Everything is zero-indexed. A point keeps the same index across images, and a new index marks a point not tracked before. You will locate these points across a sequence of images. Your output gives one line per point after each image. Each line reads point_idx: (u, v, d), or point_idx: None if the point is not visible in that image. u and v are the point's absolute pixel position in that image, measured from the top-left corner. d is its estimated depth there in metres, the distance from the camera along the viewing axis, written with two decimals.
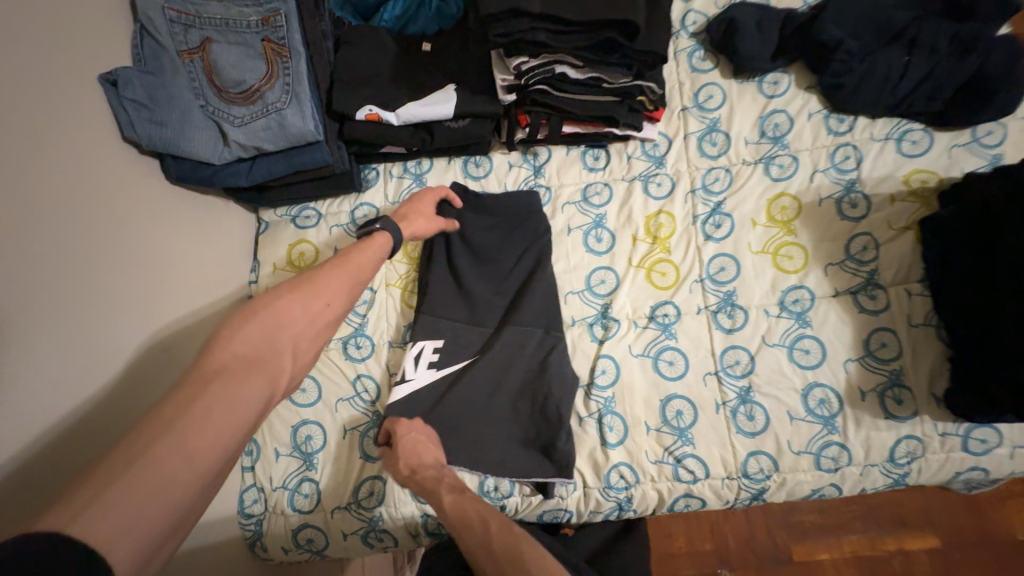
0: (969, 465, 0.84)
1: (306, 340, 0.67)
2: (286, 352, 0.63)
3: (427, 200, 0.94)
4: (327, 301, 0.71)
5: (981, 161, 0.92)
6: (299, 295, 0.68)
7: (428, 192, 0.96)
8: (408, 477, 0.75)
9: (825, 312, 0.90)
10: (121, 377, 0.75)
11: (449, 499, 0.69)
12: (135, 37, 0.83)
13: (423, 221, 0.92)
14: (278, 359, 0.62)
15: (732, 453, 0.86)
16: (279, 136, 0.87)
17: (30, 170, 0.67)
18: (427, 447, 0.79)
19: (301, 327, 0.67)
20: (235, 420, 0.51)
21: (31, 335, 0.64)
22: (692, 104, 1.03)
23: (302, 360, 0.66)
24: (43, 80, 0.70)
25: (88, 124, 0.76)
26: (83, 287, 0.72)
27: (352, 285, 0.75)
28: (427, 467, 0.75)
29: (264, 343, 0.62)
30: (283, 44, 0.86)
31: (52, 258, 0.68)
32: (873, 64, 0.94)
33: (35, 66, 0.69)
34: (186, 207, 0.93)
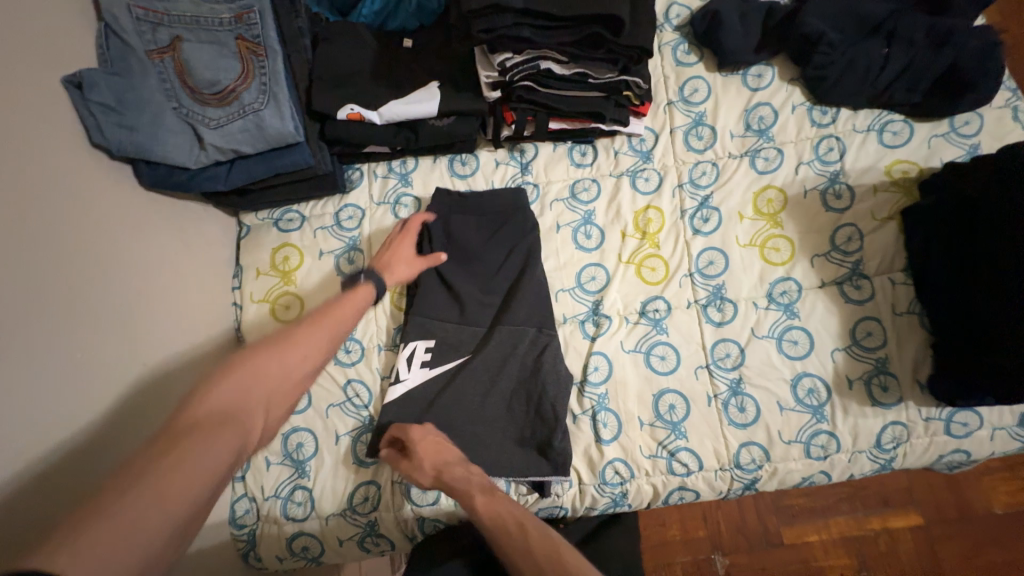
0: (952, 448, 0.87)
1: (282, 395, 0.64)
2: (260, 406, 0.60)
3: (405, 242, 0.93)
4: (307, 356, 0.68)
5: (960, 150, 0.94)
6: (279, 349, 0.66)
7: (404, 234, 0.94)
8: (435, 480, 0.77)
9: (811, 303, 0.91)
10: (102, 393, 0.73)
11: (480, 501, 0.72)
12: (100, 36, 0.79)
13: (405, 266, 0.91)
14: (250, 412, 0.58)
15: (725, 445, 0.87)
16: (257, 139, 0.84)
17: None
18: (447, 448, 0.80)
19: (279, 381, 0.64)
20: (206, 472, 0.49)
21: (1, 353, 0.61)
22: (678, 97, 1.03)
23: (275, 416, 0.62)
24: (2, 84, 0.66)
25: (52, 129, 0.72)
26: (55, 300, 0.69)
27: (333, 339, 0.73)
28: (451, 468, 0.77)
29: (240, 396, 0.59)
30: (258, 43, 0.83)
31: (19, 271, 0.65)
32: (854, 56, 0.95)
33: None
34: (162, 214, 0.90)
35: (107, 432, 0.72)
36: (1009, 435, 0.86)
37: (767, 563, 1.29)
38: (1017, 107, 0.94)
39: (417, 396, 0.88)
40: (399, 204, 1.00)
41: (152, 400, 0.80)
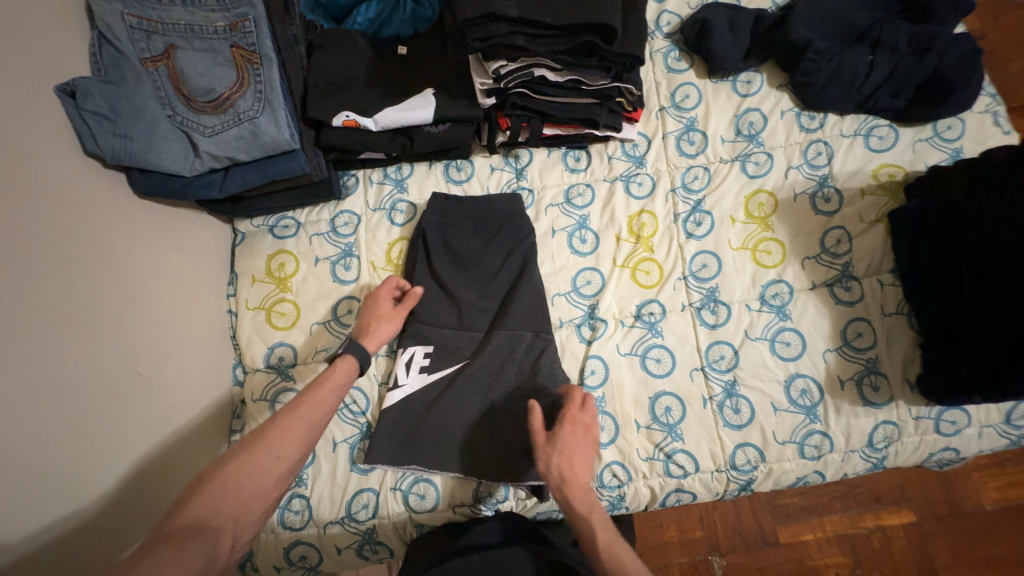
0: (942, 446, 0.88)
1: (253, 501, 0.61)
2: (229, 519, 0.58)
3: (383, 299, 0.89)
4: (280, 453, 0.65)
5: (943, 154, 0.96)
6: (251, 452, 0.63)
7: (381, 288, 0.90)
8: (558, 485, 0.73)
9: (803, 305, 0.93)
10: (95, 403, 0.72)
11: (604, 538, 0.67)
12: (93, 44, 0.78)
13: (389, 324, 0.87)
14: (218, 527, 0.56)
15: (720, 447, 0.88)
16: (252, 146, 0.84)
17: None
18: (585, 462, 0.75)
19: (251, 486, 0.61)
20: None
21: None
22: (669, 103, 1.04)
23: (250, 523, 0.60)
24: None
25: (46, 138, 0.72)
26: (48, 310, 0.68)
27: (310, 429, 0.69)
28: (578, 484, 0.72)
29: (208, 511, 0.57)
30: (253, 51, 0.83)
31: (11, 281, 0.64)
32: (840, 63, 0.97)
33: None
34: (157, 222, 0.89)
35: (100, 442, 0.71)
36: (996, 432, 0.88)
37: (763, 563, 1.30)
38: (997, 112, 0.97)
39: (416, 400, 0.88)
40: (395, 210, 1.01)
41: (146, 409, 0.79)
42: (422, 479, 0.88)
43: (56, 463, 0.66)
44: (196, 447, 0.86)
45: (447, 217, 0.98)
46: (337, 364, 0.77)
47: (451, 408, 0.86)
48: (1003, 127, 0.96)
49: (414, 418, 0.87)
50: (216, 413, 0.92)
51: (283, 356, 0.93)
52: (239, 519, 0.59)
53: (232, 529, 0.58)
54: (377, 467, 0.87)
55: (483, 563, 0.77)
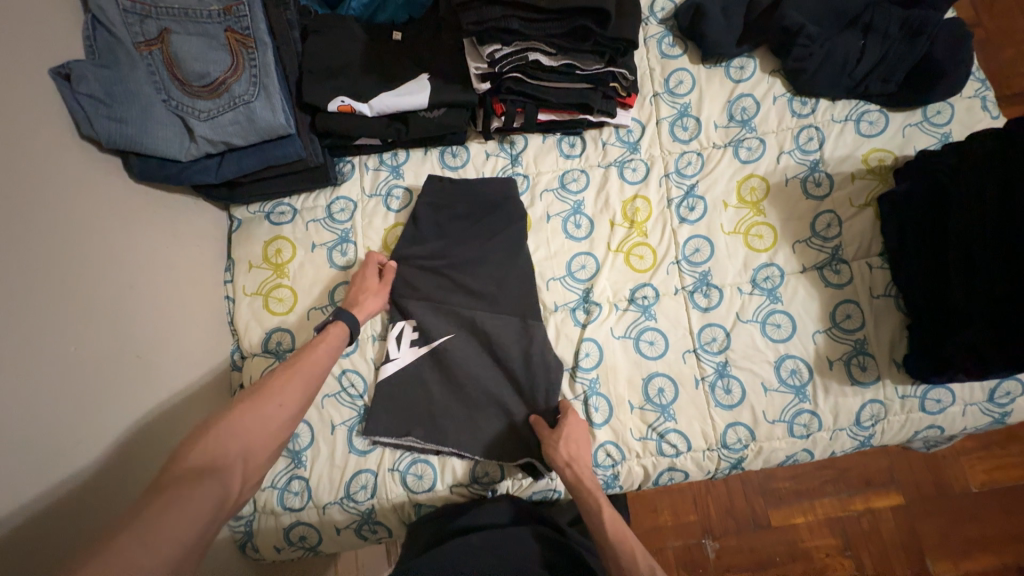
0: (927, 424, 0.91)
1: (259, 445, 0.64)
2: (239, 456, 0.61)
3: (368, 270, 0.93)
4: (279, 403, 0.69)
5: (932, 139, 0.98)
6: (250, 405, 0.67)
7: (365, 266, 0.94)
8: (565, 465, 0.81)
9: (794, 288, 0.94)
10: (93, 385, 0.72)
11: (607, 513, 0.77)
12: (86, 28, 0.78)
13: (375, 297, 0.91)
14: (230, 463, 0.60)
15: (712, 426, 0.90)
16: (248, 131, 0.85)
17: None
18: (586, 447, 0.85)
19: (253, 434, 0.65)
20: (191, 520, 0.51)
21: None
22: (663, 89, 1.05)
23: (257, 465, 0.63)
24: None
25: (40, 121, 0.72)
26: (47, 292, 0.68)
27: (304, 387, 0.73)
28: (582, 464, 0.82)
29: (219, 450, 0.60)
30: (247, 34, 0.83)
31: (9, 262, 0.65)
32: (832, 48, 0.98)
33: None
34: (153, 207, 0.89)
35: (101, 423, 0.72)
36: (980, 410, 0.90)
37: (756, 545, 1.33)
38: (985, 98, 0.99)
39: (410, 379, 0.92)
40: (391, 196, 1.01)
41: (145, 392, 0.80)
42: (420, 459, 0.89)
43: (58, 443, 0.66)
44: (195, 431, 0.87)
45: (444, 202, 0.99)
46: (327, 331, 0.82)
47: (445, 382, 0.91)
48: (991, 112, 0.98)
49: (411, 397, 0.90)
50: (214, 397, 0.93)
51: (281, 341, 0.94)
52: (246, 463, 0.62)
53: (241, 472, 0.61)
54: (377, 444, 0.90)
55: (483, 543, 0.78)
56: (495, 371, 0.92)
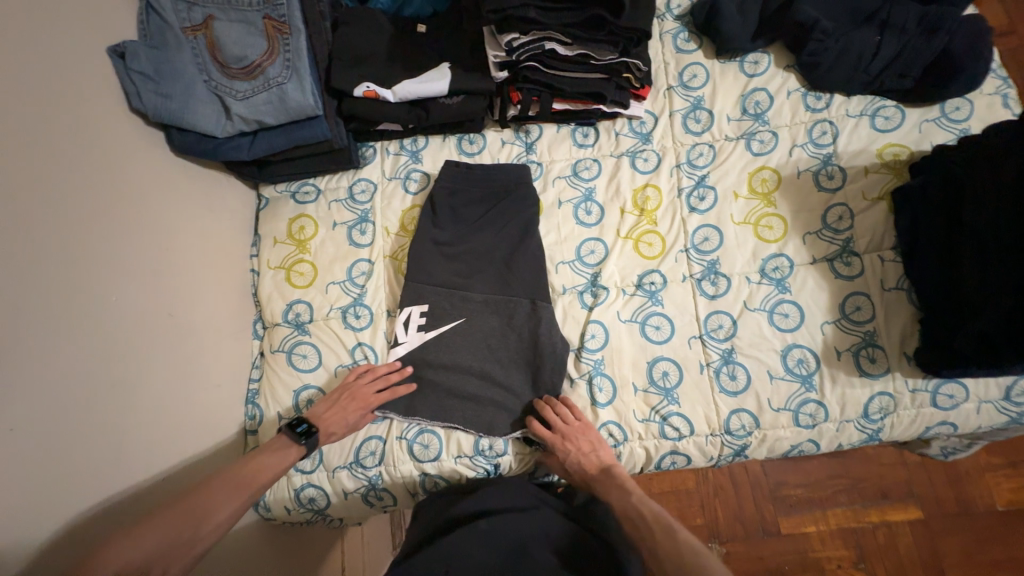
0: (938, 420, 0.89)
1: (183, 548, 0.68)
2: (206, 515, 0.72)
3: (352, 408, 0.87)
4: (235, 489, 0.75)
5: (950, 134, 0.97)
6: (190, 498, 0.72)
7: (360, 383, 0.89)
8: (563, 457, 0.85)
9: (803, 278, 0.95)
10: (127, 334, 0.78)
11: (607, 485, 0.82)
12: (141, 13, 0.85)
13: (340, 432, 0.87)
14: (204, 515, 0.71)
15: (715, 411, 0.90)
16: (279, 111, 0.90)
17: (34, 126, 0.69)
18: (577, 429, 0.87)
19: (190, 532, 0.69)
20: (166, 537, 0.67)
21: (36, 282, 0.67)
22: (677, 82, 1.07)
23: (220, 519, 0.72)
24: (56, 46, 0.73)
25: (96, 94, 0.79)
26: (92, 246, 0.75)
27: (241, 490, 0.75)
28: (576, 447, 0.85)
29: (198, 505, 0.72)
30: (283, 22, 0.90)
31: (62, 217, 0.71)
32: (847, 43, 0.99)
33: (50, 33, 0.72)
34: (190, 179, 0.96)
35: (130, 370, 0.77)
36: (995, 408, 0.88)
37: (764, 553, 1.31)
38: (1006, 95, 0.98)
39: (421, 352, 0.94)
40: (410, 179, 1.06)
41: (173, 347, 0.86)
42: (427, 430, 0.92)
43: (95, 382, 0.72)
44: (218, 391, 0.93)
45: (462, 184, 1.03)
46: (288, 448, 0.82)
47: (454, 356, 0.94)
48: (1012, 110, 0.97)
49: (420, 365, 0.94)
50: (236, 362, 0.98)
51: (301, 313, 0.99)
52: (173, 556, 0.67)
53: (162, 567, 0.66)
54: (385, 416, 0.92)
55: (489, 530, 0.76)
56: (502, 349, 0.94)
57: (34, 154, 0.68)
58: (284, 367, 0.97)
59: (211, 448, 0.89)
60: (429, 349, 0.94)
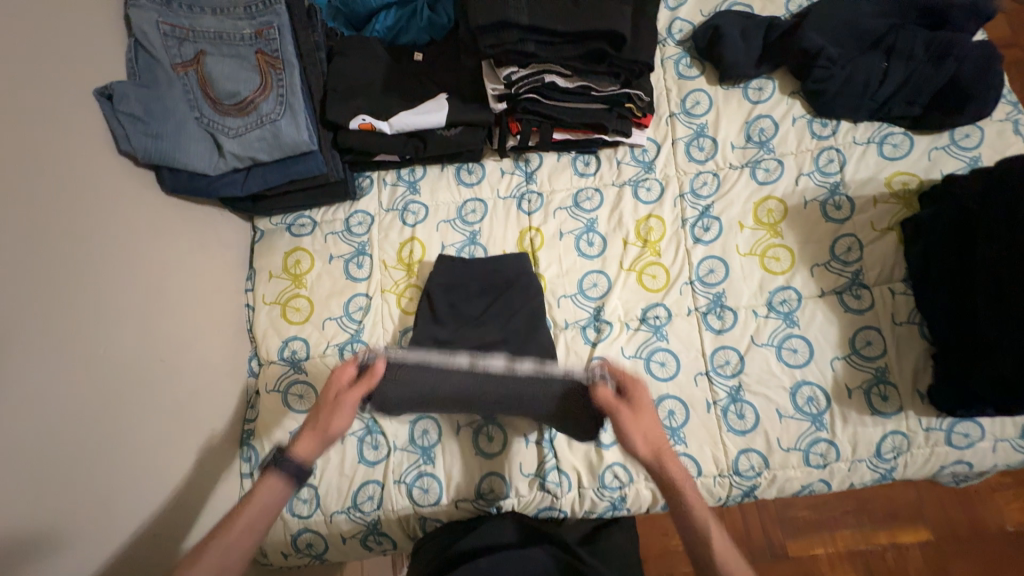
0: (954, 459, 0.86)
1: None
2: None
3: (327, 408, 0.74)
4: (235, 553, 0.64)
5: (960, 162, 0.95)
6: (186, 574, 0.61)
7: (333, 377, 0.77)
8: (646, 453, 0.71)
9: (811, 312, 0.92)
10: (119, 383, 0.76)
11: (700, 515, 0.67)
12: (129, 51, 0.82)
13: (334, 418, 0.73)
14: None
15: (724, 452, 0.88)
16: (273, 147, 0.87)
17: (23, 177, 0.66)
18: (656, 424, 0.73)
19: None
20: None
21: (24, 339, 0.64)
22: (680, 109, 1.05)
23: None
24: (45, 93, 0.70)
25: (84, 138, 0.76)
26: (81, 297, 0.72)
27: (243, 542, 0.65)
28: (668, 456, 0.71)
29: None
30: (277, 57, 0.87)
31: (49, 270, 0.68)
32: (853, 71, 0.97)
33: (38, 79, 0.70)
34: (182, 218, 0.93)
35: (120, 424, 0.74)
36: (1012, 446, 0.85)
37: None
38: (1017, 121, 0.96)
39: (415, 406, 0.85)
40: (407, 211, 1.04)
41: (166, 392, 0.83)
42: (425, 473, 0.89)
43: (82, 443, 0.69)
44: (211, 435, 0.90)
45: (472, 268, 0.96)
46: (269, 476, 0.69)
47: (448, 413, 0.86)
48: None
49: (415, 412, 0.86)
50: (229, 402, 0.95)
51: (296, 350, 0.97)
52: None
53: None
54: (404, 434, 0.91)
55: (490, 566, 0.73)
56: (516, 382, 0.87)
57: (20, 207, 0.66)
58: (279, 409, 0.94)
59: (204, 495, 0.86)
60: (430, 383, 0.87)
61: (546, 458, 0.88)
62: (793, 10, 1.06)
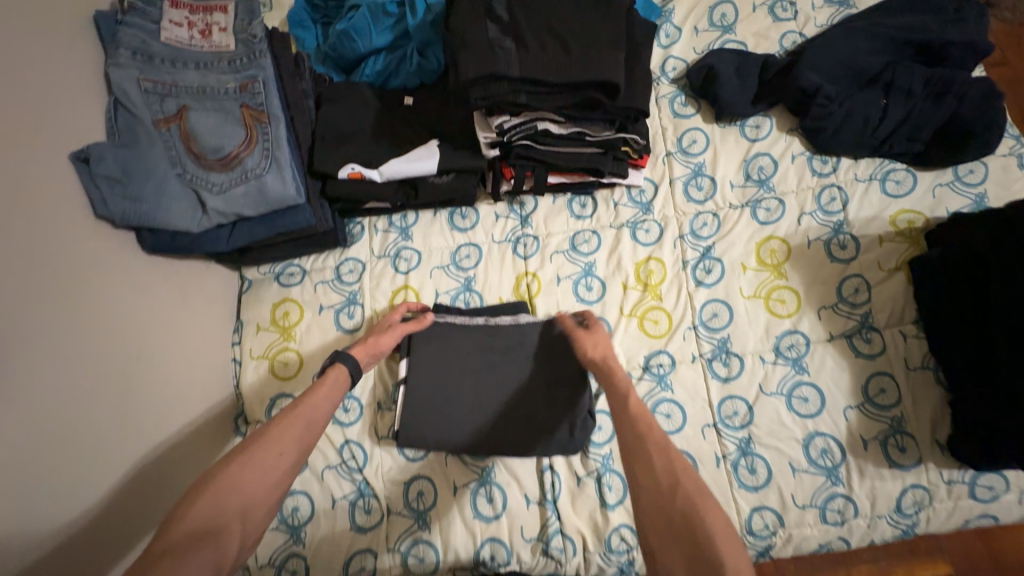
0: (978, 513, 0.82)
1: (261, 497, 0.60)
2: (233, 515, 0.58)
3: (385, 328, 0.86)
4: (276, 456, 0.63)
5: (966, 199, 0.92)
6: (250, 452, 0.62)
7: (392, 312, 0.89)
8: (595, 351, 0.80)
9: (821, 357, 0.89)
10: (89, 465, 0.72)
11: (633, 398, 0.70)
12: (109, 110, 0.81)
13: (386, 341, 0.85)
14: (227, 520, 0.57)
15: (736, 510, 0.83)
16: (259, 202, 0.85)
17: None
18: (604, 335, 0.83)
19: (256, 484, 0.60)
20: (236, 504, 0.58)
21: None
22: (676, 148, 1.03)
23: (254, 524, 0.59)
24: (20, 168, 0.69)
25: (60, 211, 0.74)
26: (46, 381, 0.68)
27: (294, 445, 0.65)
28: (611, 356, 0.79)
29: (233, 488, 0.59)
30: (262, 110, 0.85)
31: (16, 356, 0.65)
32: (852, 107, 0.95)
33: (12, 156, 0.68)
34: (164, 276, 0.89)
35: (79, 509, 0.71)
36: None
37: None
38: (1021, 155, 0.94)
39: (427, 407, 0.87)
40: (400, 257, 1.01)
41: (139, 468, 0.80)
42: (421, 541, 0.84)
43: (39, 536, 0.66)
44: None
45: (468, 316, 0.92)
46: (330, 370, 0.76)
47: (464, 410, 0.86)
48: None
49: (431, 409, 0.86)
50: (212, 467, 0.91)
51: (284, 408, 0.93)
52: (246, 516, 0.59)
53: (238, 534, 0.57)
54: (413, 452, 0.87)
55: None
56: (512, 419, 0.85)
57: None
58: None
59: None
60: (430, 418, 0.86)
61: (549, 521, 0.84)
62: (787, 46, 1.05)
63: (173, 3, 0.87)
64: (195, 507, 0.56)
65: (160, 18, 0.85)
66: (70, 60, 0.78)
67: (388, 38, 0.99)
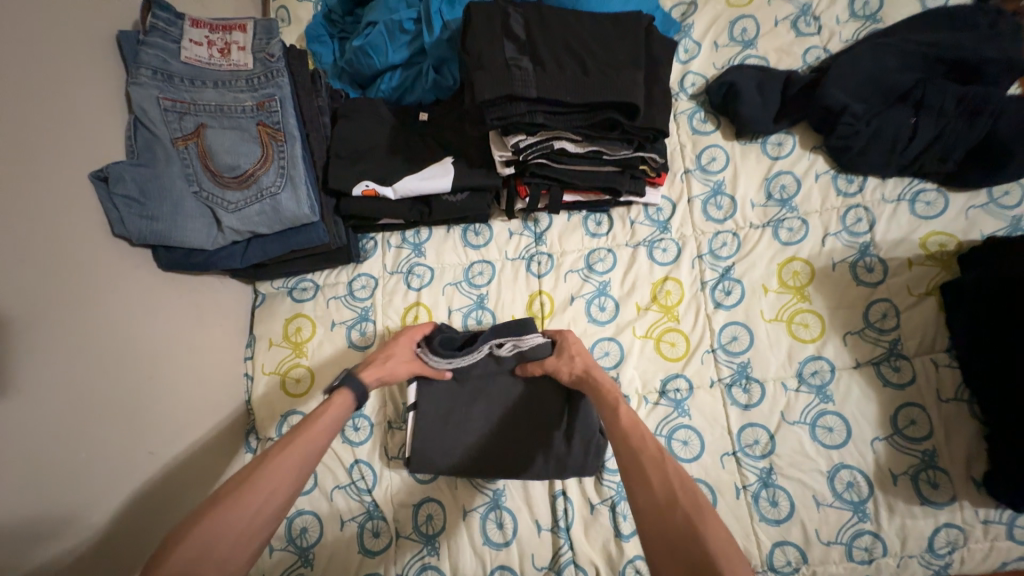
0: (1017, 555, 0.77)
1: (251, 531, 0.56)
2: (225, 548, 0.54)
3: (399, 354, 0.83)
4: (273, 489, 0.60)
5: (1000, 223, 0.89)
6: (253, 480, 0.60)
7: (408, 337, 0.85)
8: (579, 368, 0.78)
9: (847, 385, 0.85)
10: (100, 486, 0.72)
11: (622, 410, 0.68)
12: (129, 128, 0.82)
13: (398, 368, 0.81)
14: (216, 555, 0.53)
15: (757, 544, 0.80)
16: (274, 220, 0.85)
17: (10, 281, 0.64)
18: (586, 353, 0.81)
19: (248, 520, 0.57)
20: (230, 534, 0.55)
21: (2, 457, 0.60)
22: (695, 166, 1.01)
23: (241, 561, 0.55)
24: (40, 190, 0.69)
25: (79, 231, 0.74)
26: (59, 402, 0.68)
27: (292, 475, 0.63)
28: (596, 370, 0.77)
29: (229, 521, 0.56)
30: (279, 128, 0.86)
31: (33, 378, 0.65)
32: (879, 126, 0.92)
33: (33, 179, 0.68)
34: (179, 292, 0.89)
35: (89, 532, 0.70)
36: None
37: None
38: None
39: (437, 432, 0.84)
40: (412, 274, 1.00)
41: (150, 488, 0.79)
42: (429, 567, 0.82)
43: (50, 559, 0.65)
44: None
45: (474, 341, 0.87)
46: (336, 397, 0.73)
47: (474, 433, 0.84)
48: None
49: (440, 429, 0.84)
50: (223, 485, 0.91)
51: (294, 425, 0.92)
52: (231, 558, 0.54)
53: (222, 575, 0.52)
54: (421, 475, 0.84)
55: None
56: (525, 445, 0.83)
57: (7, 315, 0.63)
58: None
59: None
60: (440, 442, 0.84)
61: (562, 551, 0.81)
62: (811, 62, 1.03)
63: (194, 22, 0.88)
64: (189, 537, 0.54)
65: (181, 37, 0.86)
66: (92, 80, 0.78)
67: (405, 55, 0.98)
